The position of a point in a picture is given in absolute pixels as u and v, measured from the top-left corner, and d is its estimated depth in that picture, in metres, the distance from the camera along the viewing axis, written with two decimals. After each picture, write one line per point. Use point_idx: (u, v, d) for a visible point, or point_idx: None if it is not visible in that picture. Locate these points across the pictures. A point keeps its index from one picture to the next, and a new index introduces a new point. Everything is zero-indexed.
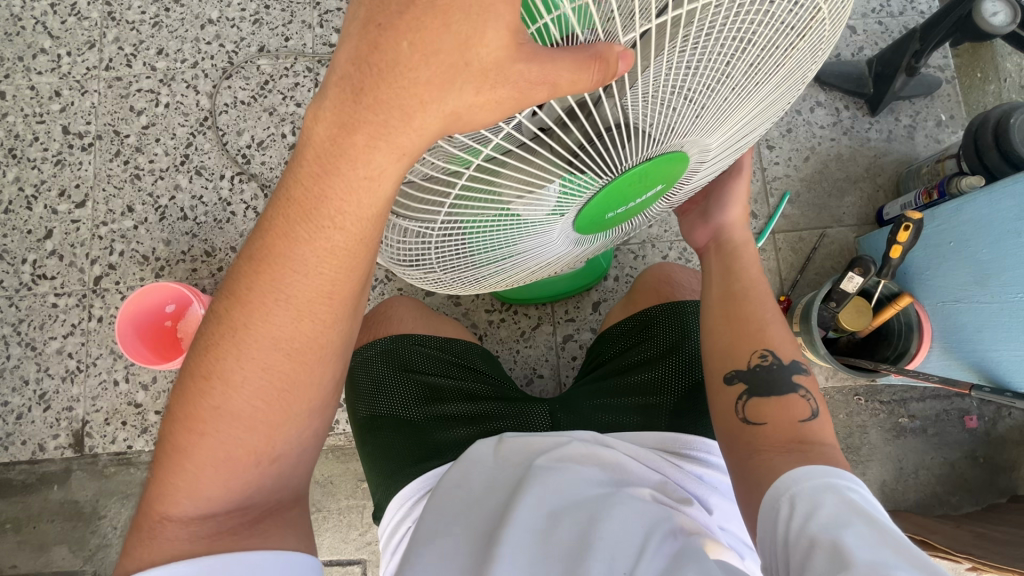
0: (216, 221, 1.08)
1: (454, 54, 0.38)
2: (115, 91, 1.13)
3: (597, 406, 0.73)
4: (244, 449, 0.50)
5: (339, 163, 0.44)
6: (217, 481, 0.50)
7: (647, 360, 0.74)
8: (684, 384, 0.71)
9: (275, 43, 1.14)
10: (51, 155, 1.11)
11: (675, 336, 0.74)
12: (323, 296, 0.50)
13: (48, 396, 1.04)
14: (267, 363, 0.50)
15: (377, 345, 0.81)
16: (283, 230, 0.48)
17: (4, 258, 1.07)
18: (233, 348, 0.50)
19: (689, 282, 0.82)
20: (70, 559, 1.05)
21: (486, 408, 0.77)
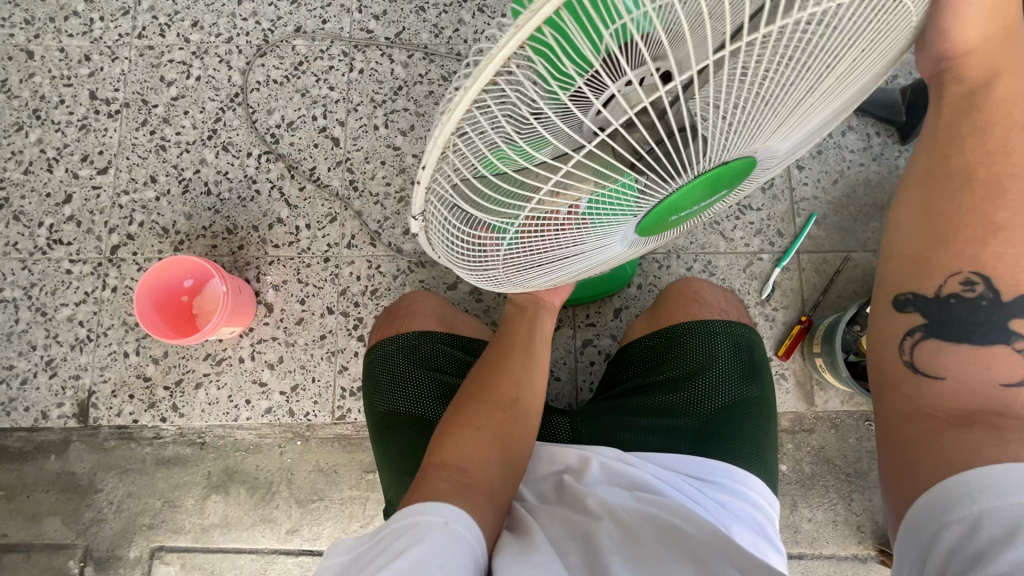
0: (240, 199, 1.07)
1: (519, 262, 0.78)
2: (147, 60, 1.11)
3: (618, 422, 0.67)
4: (485, 440, 0.61)
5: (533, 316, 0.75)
6: (468, 461, 0.58)
7: (673, 380, 0.69)
8: (714, 408, 0.66)
9: (311, 24, 1.13)
10: (77, 119, 1.09)
11: (704, 357, 0.69)
12: (526, 349, 0.71)
13: (55, 362, 1.02)
14: (502, 378, 0.67)
15: (398, 341, 0.79)
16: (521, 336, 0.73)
17: (20, 220, 1.05)
18: (482, 368, 0.69)
19: (721, 302, 0.76)
20: (63, 532, 1.02)
21: None
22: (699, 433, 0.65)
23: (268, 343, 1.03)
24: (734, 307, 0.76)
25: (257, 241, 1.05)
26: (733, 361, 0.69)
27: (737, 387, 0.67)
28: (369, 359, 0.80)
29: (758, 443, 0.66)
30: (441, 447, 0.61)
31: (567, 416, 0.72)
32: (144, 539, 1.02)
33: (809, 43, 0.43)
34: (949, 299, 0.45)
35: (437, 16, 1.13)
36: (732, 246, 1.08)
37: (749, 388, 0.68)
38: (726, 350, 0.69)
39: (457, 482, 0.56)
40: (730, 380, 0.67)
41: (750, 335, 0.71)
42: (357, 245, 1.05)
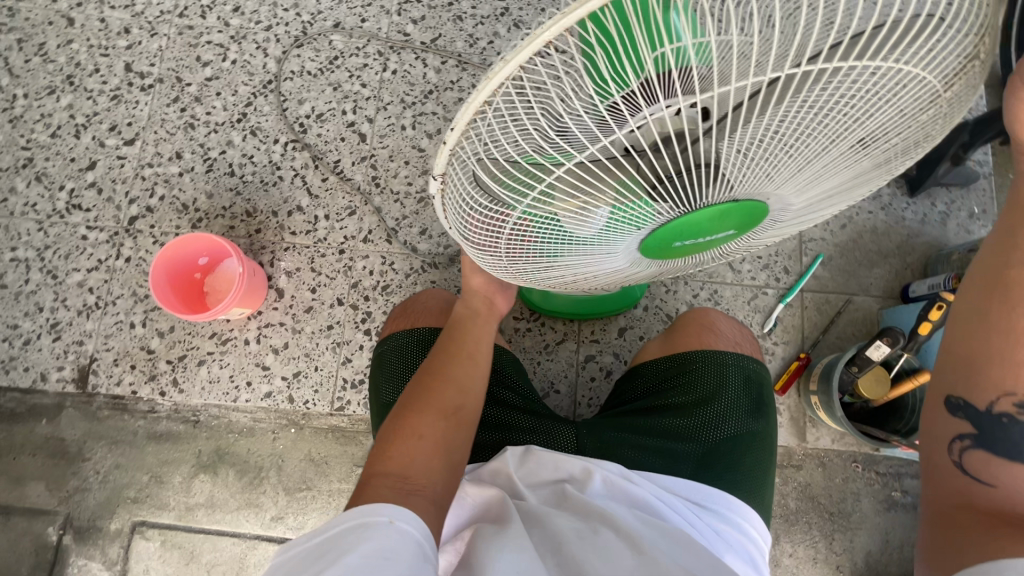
0: (263, 183, 1.08)
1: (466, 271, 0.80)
2: (185, 39, 1.13)
3: (624, 440, 0.69)
4: (427, 445, 0.62)
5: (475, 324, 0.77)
6: (413, 468, 0.59)
7: (681, 406, 0.70)
8: (718, 438, 0.68)
9: (350, 22, 1.16)
10: (109, 89, 1.10)
11: (715, 386, 0.71)
12: (472, 353, 0.73)
13: (60, 326, 1.02)
14: (448, 383, 0.68)
15: (413, 333, 0.81)
16: (464, 344, 0.74)
17: (41, 181, 1.06)
18: (428, 372, 0.69)
19: (733, 332, 0.77)
20: (45, 497, 1.02)
21: (512, 418, 0.74)
22: (701, 459, 0.67)
23: (275, 328, 1.03)
24: (746, 341, 0.77)
25: (275, 226, 1.06)
26: (742, 394, 0.70)
27: (743, 420, 0.69)
28: (382, 350, 0.81)
29: (757, 477, 0.68)
30: (386, 453, 0.61)
31: (572, 424, 0.73)
32: (127, 513, 1.01)
33: (854, 106, 0.46)
34: (1003, 418, 0.47)
35: (474, 27, 1.17)
36: (739, 278, 1.10)
37: (754, 423, 0.70)
38: (735, 382, 0.71)
39: (400, 491, 0.56)
40: (737, 413, 0.69)
41: (760, 371, 0.73)
42: (373, 240, 1.07)
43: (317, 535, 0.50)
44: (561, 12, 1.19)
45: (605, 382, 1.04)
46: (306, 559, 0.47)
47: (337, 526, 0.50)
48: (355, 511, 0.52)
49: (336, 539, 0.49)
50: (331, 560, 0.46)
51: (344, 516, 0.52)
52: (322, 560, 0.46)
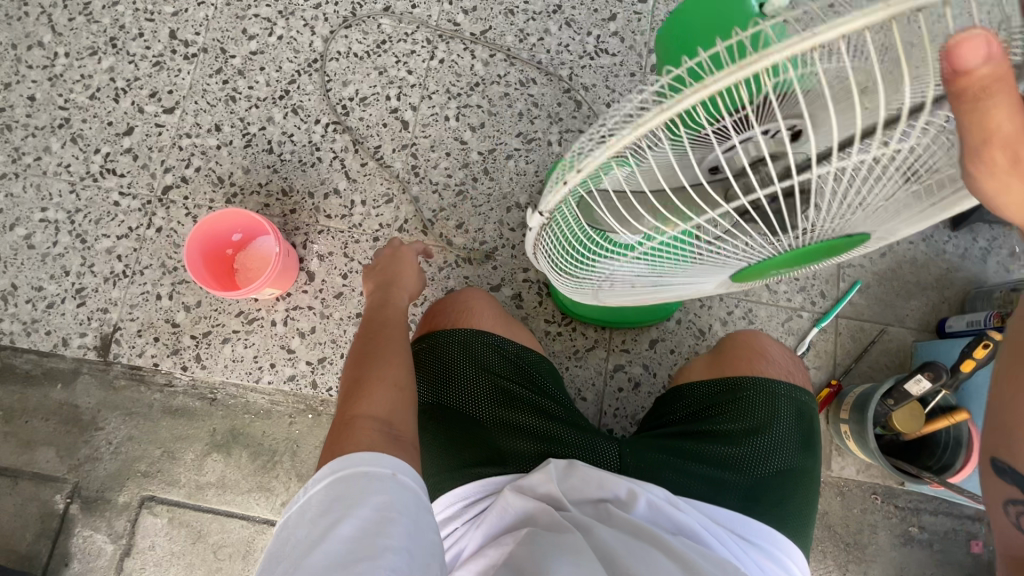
0: (301, 163, 1.06)
1: (386, 260, 0.86)
2: (232, 10, 1.11)
3: (668, 464, 0.68)
4: (395, 391, 0.63)
5: (397, 295, 0.81)
6: (395, 415, 0.61)
7: (729, 434, 0.69)
8: (766, 470, 0.67)
9: (401, 6, 1.14)
10: (152, 55, 1.08)
11: (765, 416, 0.69)
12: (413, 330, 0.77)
13: (85, 292, 1.00)
14: (401, 345, 0.70)
15: (454, 335, 0.79)
16: (394, 313, 0.77)
17: (76, 143, 1.04)
18: (380, 342, 0.70)
19: (784, 359, 0.76)
20: (55, 463, 1.00)
21: (552, 430, 0.74)
22: (746, 490, 0.66)
23: (303, 312, 1.02)
24: (796, 369, 0.76)
25: (311, 208, 1.05)
26: (793, 427, 0.69)
27: (791, 454, 0.68)
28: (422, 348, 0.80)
29: (802, 512, 0.67)
30: (367, 408, 0.60)
31: (613, 441, 0.72)
32: (137, 485, 1.00)
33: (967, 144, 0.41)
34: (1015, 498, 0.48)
35: (525, 22, 1.15)
36: (775, 299, 1.09)
37: (802, 457, 0.69)
38: (787, 412, 0.70)
39: (388, 439, 0.57)
40: (787, 446, 0.68)
41: (810, 403, 0.72)
42: (408, 230, 1.05)
43: (317, 488, 0.50)
44: (613, 14, 1.17)
45: (632, 393, 1.02)
46: (313, 514, 0.48)
47: (336, 473, 0.51)
48: (351, 456, 0.52)
49: (340, 489, 0.49)
50: (346, 511, 0.47)
51: (338, 464, 0.52)
52: (335, 510, 0.48)
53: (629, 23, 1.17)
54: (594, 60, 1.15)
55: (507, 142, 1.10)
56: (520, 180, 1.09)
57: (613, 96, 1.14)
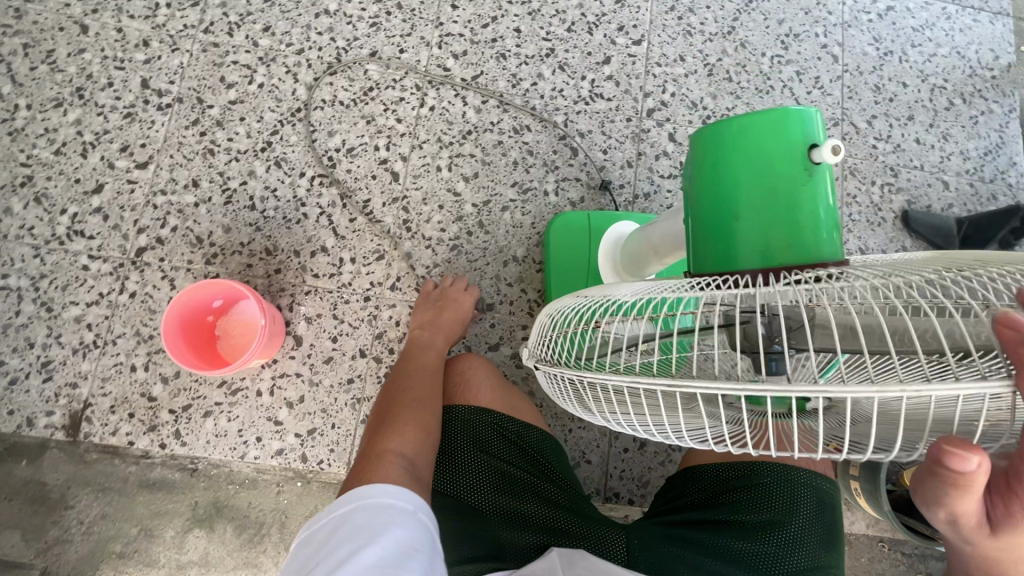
0: (285, 219, 1.01)
1: (426, 307, 0.94)
2: (209, 57, 1.05)
3: (681, 557, 0.67)
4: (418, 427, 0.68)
5: (431, 341, 0.88)
6: (417, 447, 0.65)
7: (745, 525, 0.67)
8: (784, 566, 0.66)
9: (388, 51, 1.09)
10: (123, 106, 1.01)
11: (784, 505, 0.68)
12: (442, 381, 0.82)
13: (52, 365, 0.93)
14: (425, 389, 0.76)
15: (455, 412, 0.76)
16: (425, 359, 0.84)
17: (40, 203, 0.96)
18: (406, 387, 0.77)
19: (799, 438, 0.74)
20: (20, 550, 0.92)
21: (559, 520, 0.70)
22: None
23: (290, 379, 0.96)
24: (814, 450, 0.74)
25: (297, 267, 0.99)
26: (813, 520, 0.68)
27: (812, 549, 0.67)
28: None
29: None
30: (389, 440, 0.65)
31: (622, 530, 0.70)
32: (111, 569, 0.92)
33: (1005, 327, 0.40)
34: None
35: (517, 66, 1.12)
36: None
37: (822, 551, 0.67)
38: (807, 503, 0.68)
39: (409, 470, 0.60)
40: (808, 540, 0.67)
41: (832, 490, 0.70)
42: (401, 287, 1.00)
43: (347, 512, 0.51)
44: (607, 57, 1.15)
45: (638, 454, 0.99)
46: (341, 534, 0.48)
47: (364, 501, 0.51)
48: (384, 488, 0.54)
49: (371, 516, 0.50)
50: (369, 540, 0.47)
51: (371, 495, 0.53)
52: (360, 537, 0.48)
53: (623, 66, 1.15)
54: (589, 105, 1.12)
55: (502, 193, 1.06)
56: (516, 233, 1.05)
57: (609, 143, 1.11)
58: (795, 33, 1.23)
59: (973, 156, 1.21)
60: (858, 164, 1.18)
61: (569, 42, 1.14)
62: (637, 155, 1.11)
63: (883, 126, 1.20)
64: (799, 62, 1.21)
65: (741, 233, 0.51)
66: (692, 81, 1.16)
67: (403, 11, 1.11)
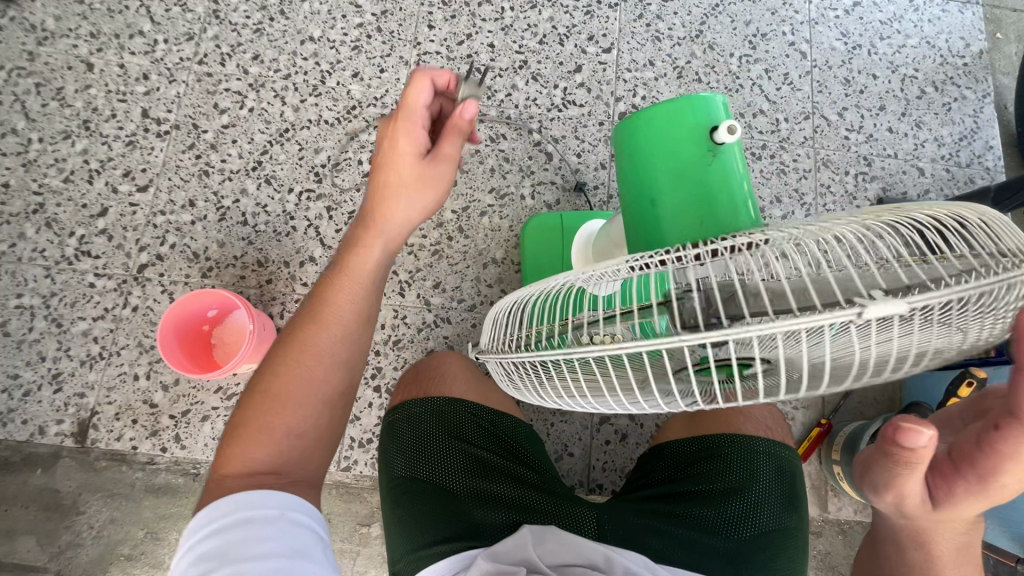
0: (275, 233, 1.07)
1: (387, 179, 0.65)
2: (203, 86, 1.13)
3: (648, 526, 0.69)
4: (284, 420, 0.59)
5: (353, 258, 0.67)
6: (272, 455, 0.58)
7: (709, 495, 0.70)
8: (750, 532, 0.68)
9: (369, 72, 1.16)
10: (125, 134, 1.09)
11: (744, 472, 0.71)
12: (359, 315, 0.67)
13: (62, 376, 0.99)
14: (314, 358, 0.62)
15: (431, 401, 0.79)
16: (322, 301, 0.66)
17: (51, 228, 1.04)
18: (292, 346, 0.63)
19: (762, 413, 0.78)
20: (35, 553, 0.97)
21: (532, 500, 0.73)
22: (733, 558, 0.66)
23: None
24: (776, 422, 0.78)
25: (287, 277, 1.05)
26: (775, 484, 0.71)
27: (775, 512, 0.69)
28: (397, 418, 0.79)
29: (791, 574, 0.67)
30: (240, 447, 0.57)
31: (593, 507, 0.72)
32: (119, 570, 0.96)
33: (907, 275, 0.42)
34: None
35: (492, 79, 1.17)
36: None
37: (786, 515, 0.70)
38: (768, 470, 0.72)
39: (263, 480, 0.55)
40: (768, 507, 0.69)
41: (790, 459, 0.73)
42: (386, 292, 1.05)
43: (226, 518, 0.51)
44: (579, 65, 1.20)
45: (620, 446, 1.01)
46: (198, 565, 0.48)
47: (214, 526, 0.51)
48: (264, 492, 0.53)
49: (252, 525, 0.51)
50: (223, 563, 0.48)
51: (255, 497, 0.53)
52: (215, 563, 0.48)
53: (594, 73, 1.20)
54: (562, 112, 1.17)
55: (480, 199, 1.11)
56: (495, 236, 1.09)
57: (583, 146, 1.15)
58: (762, 32, 1.26)
59: (947, 142, 1.22)
60: (830, 156, 1.20)
61: (542, 54, 1.20)
62: (610, 157, 1.15)
63: (854, 117, 1.22)
64: (767, 60, 1.24)
65: (664, 212, 0.54)
66: (662, 84, 1.20)
67: (383, 34, 1.18)
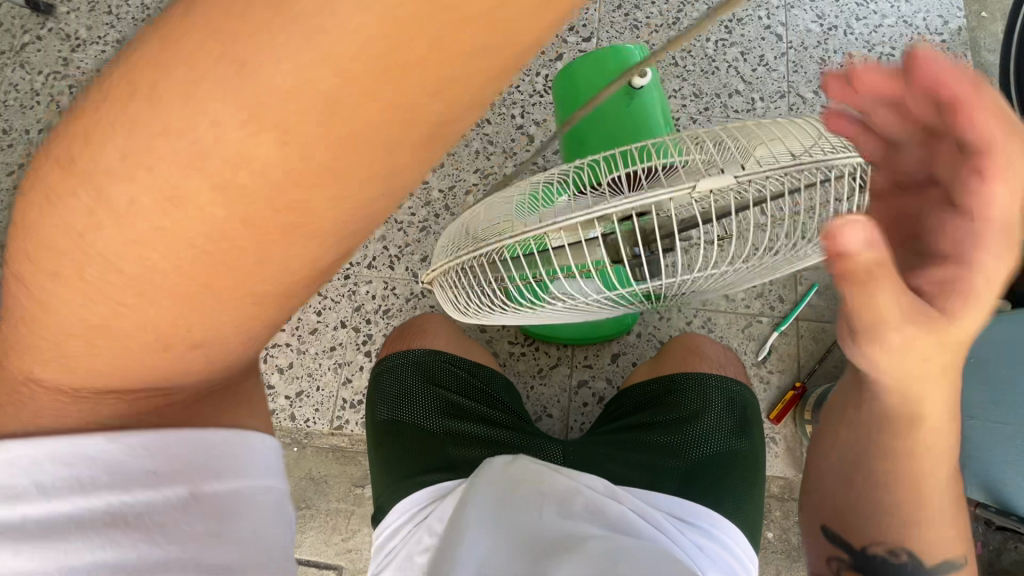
0: None
1: None
2: None
3: (609, 455, 0.79)
4: (107, 295, 0.33)
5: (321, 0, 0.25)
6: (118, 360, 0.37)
7: (664, 425, 0.80)
8: (701, 455, 0.76)
9: None
10: None
11: (696, 405, 0.81)
12: (302, 142, 0.27)
13: None
14: (168, 191, 0.29)
15: (413, 353, 0.87)
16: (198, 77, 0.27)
17: None
18: (141, 124, 0.28)
19: (716, 355, 0.89)
20: None
21: (503, 437, 0.80)
22: (686, 476, 0.75)
23: (282, 349, 1.10)
24: (729, 363, 0.88)
25: None
26: (724, 414, 0.80)
27: (723, 437, 0.78)
28: (381, 370, 0.87)
29: (740, 494, 0.75)
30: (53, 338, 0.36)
31: (560, 444, 0.81)
32: None
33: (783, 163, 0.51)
34: (875, 557, 0.54)
35: None
36: (733, 306, 1.10)
37: (735, 441, 0.78)
38: (719, 403, 0.81)
39: (83, 421, 0.43)
40: (715, 435, 0.78)
41: (742, 392, 0.83)
42: (377, 266, 1.13)
43: (69, 493, 0.42)
44: (560, 54, 1.27)
45: (596, 408, 1.05)
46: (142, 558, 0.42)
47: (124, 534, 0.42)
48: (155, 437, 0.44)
49: (130, 483, 0.43)
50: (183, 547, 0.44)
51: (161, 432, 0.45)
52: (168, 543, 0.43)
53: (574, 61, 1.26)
54: (544, 97, 1.23)
55: (466, 179, 1.18)
56: None
57: None
58: (739, 18, 1.30)
59: None
60: None
61: None
62: None
63: None
64: (743, 43, 1.29)
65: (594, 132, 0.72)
66: None
67: None
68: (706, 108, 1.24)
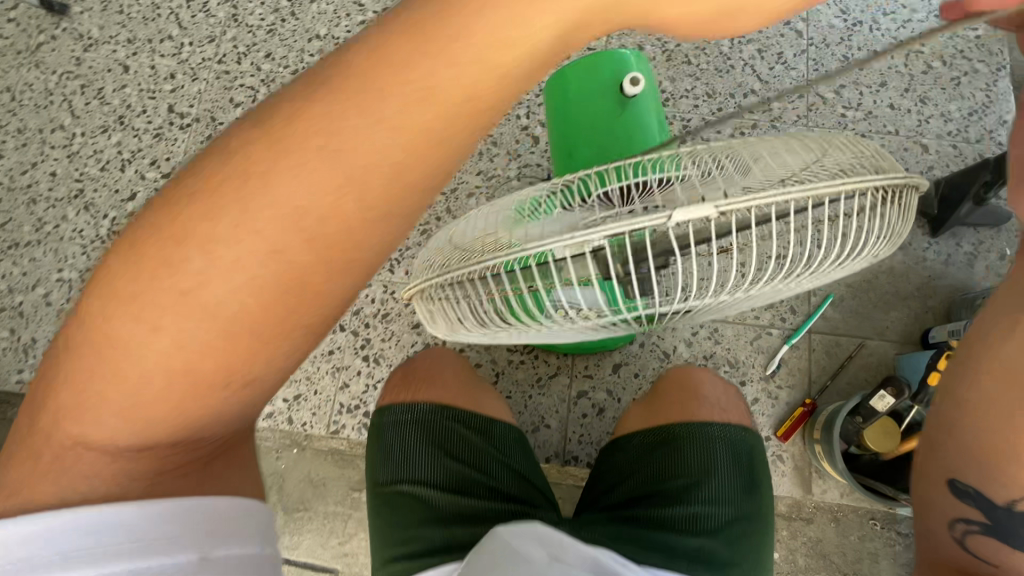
0: None
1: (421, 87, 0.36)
2: (221, 83, 1.24)
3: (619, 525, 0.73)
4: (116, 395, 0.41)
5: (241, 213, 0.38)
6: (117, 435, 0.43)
7: (673, 490, 0.75)
8: (711, 526, 0.72)
9: None
10: (153, 128, 1.22)
11: (702, 467, 0.76)
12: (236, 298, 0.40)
13: None
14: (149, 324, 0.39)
15: (416, 410, 0.83)
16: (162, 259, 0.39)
17: (89, 211, 1.17)
18: (184, 232, 0.39)
19: (716, 398, 0.85)
20: None
21: (504, 507, 0.77)
22: (700, 552, 0.70)
23: None
24: (732, 405, 0.84)
25: None
26: (733, 475, 0.75)
27: (731, 504, 0.73)
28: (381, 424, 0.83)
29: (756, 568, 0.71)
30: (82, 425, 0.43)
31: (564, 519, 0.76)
32: None
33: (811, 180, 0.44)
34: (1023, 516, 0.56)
35: None
36: (742, 317, 1.06)
37: (746, 506, 0.74)
38: (726, 464, 0.76)
39: (100, 489, 0.45)
40: (722, 500, 0.73)
41: (746, 441, 0.78)
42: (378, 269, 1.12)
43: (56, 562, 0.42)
44: None
45: (597, 420, 1.02)
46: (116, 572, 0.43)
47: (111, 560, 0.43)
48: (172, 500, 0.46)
49: (108, 555, 0.43)
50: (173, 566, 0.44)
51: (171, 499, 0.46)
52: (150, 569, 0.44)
53: None
54: None
55: (467, 181, 1.16)
56: None
57: None
58: None
59: (955, 118, 1.17)
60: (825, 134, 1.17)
61: None
62: None
63: (852, 94, 1.19)
64: (761, 40, 1.22)
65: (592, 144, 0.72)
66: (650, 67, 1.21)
67: None
68: (720, 108, 1.19)
